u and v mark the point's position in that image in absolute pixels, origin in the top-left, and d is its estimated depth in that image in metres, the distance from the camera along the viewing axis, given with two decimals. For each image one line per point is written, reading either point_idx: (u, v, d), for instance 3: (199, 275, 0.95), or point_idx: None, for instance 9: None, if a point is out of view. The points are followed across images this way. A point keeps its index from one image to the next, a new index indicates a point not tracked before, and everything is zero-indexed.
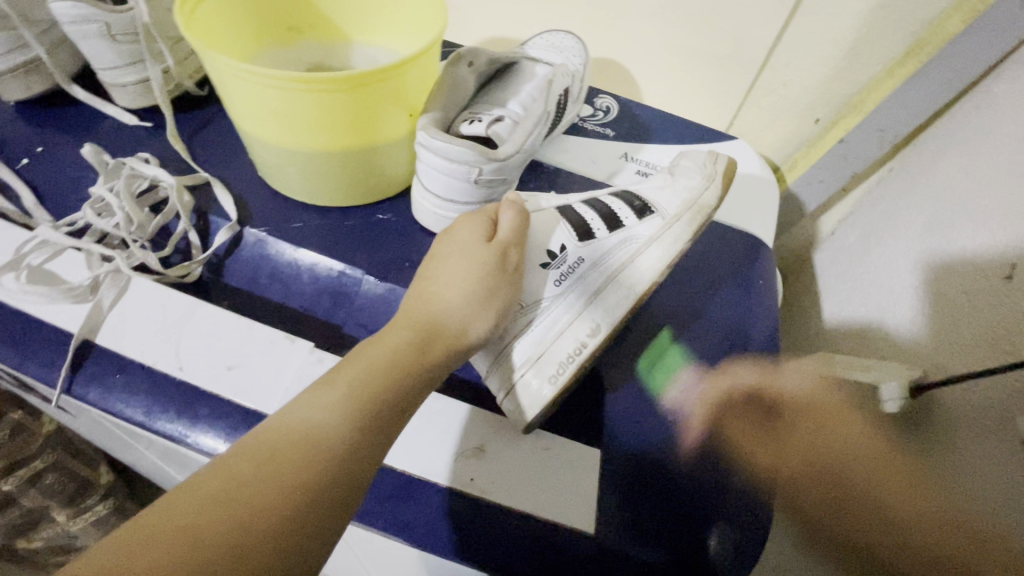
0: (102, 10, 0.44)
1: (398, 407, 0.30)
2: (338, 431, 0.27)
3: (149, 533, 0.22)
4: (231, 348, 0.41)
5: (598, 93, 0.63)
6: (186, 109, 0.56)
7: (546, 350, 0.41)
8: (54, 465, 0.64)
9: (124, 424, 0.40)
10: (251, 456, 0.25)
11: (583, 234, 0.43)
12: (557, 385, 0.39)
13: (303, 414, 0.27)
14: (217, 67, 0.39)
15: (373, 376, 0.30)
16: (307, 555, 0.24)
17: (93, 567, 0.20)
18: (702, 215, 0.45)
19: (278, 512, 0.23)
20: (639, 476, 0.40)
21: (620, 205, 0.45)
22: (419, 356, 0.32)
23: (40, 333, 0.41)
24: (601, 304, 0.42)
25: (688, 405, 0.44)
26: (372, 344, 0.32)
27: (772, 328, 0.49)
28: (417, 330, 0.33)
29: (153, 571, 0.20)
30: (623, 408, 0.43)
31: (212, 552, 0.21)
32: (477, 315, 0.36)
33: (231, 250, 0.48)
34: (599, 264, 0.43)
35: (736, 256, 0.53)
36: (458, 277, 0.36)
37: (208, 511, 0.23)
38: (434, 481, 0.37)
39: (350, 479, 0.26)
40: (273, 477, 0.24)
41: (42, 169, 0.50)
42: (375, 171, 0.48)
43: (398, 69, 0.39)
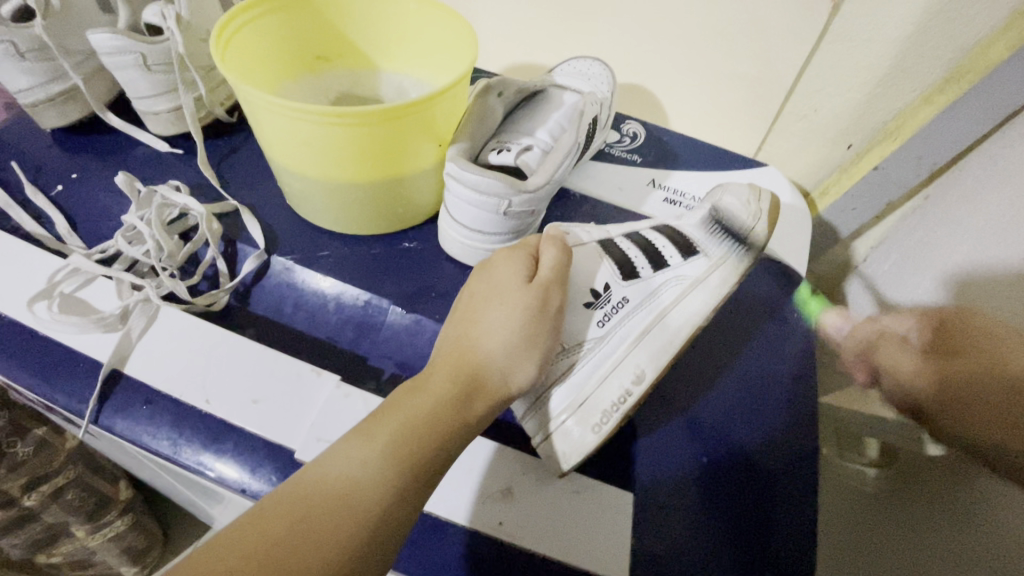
0: (138, 42, 0.45)
1: (435, 464, 0.29)
2: (353, 511, 0.26)
3: None
4: (258, 380, 0.40)
5: (625, 119, 0.63)
6: (217, 135, 0.57)
7: (590, 396, 0.40)
8: (74, 482, 0.63)
9: (149, 456, 0.40)
10: (287, 511, 0.25)
11: (626, 273, 0.42)
12: (599, 435, 0.38)
13: (339, 470, 0.27)
14: (252, 101, 0.39)
15: (403, 437, 0.29)
16: None
17: None
18: (749, 257, 0.44)
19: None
20: (678, 516, 0.38)
21: (663, 242, 0.44)
22: (454, 407, 0.31)
23: (71, 361, 0.41)
24: (645, 349, 0.41)
25: (717, 443, 0.42)
26: (407, 396, 0.31)
27: (809, 364, 0.47)
28: (460, 381, 0.33)
29: None
30: (655, 448, 0.41)
31: None
32: (517, 362, 0.35)
33: (258, 278, 0.48)
34: (644, 306, 0.43)
35: (769, 289, 0.51)
36: (498, 325, 0.35)
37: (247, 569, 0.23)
38: (460, 523, 0.36)
39: (383, 539, 0.26)
40: (278, 566, 0.23)
41: (76, 195, 0.51)
42: (403, 200, 0.48)
43: (428, 102, 0.39)
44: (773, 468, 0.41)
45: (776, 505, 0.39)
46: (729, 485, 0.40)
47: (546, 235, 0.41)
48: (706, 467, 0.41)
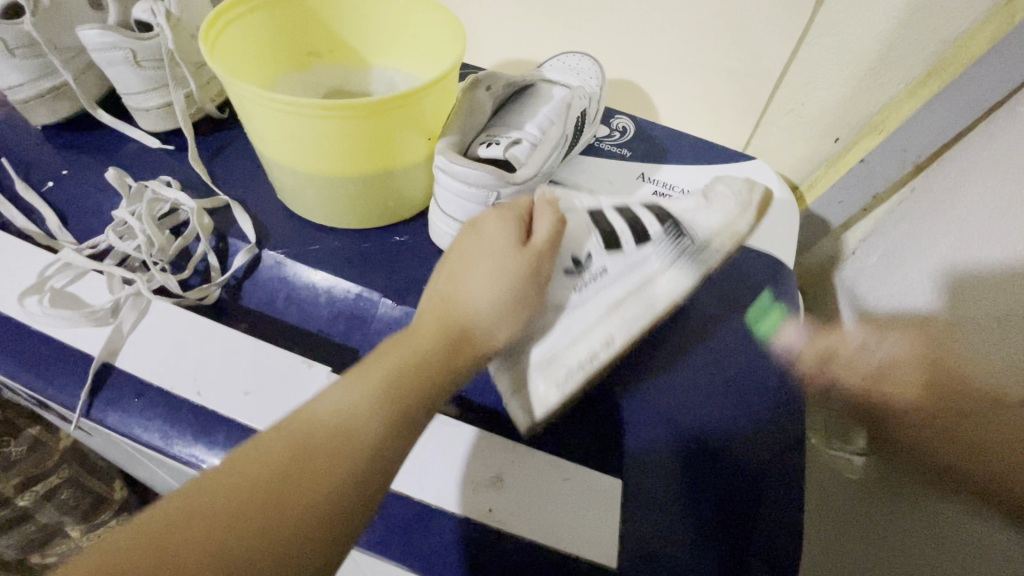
0: (128, 37, 0.45)
1: (426, 405, 0.30)
2: (346, 446, 0.26)
3: (189, 513, 0.23)
4: (249, 372, 0.40)
5: (614, 114, 0.63)
6: (208, 131, 0.57)
7: (559, 355, 0.41)
8: (68, 482, 0.65)
9: (140, 448, 0.40)
10: (283, 443, 0.26)
11: (610, 245, 0.43)
12: (562, 392, 0.39)
13: (333, 406, 0.27)
14: (242, 95, 0.39)
15: (394, 380, 0.29)
16: (337, 542, 0.24)
17: (138, 546, 0.22)
18: (733, 242, 0.45)
19: (313, 503, 0.24)
20: (658, 490, 0.39)
21: (649, 216, 0.45)
22: (441, 353, 0.32)
23: (62, 355, 0.41)
24: (619, 317, 0.42)
25: (700, 419, 0.43)
26: (396, 342, 0.32)
27: (795, 352, 0.48)
28: (449, 329, 0.33)
29: (195, 553, 0.22)
30: (640, 434, 0.42)
31: (249, 535, 0.23)
32: (502, 317, 0.36)
33: (248, 272, 0.48)
34: (624, 277, 0.44)
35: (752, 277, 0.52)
36: (486, 278, 0.35)
37: (244, 496, 0.24)
38: (451, 510, 0.36)
39: (378, 473, 0.27)
40: (275, 493, 0.24)
41: (66, 191, 0.51)
42: (393, 194, 0.48)
43: (417, 95, 0.39)
44: (755, 443, 0.42)
45: (764, 484, 0.40)
46: (717, 465, 0.41)
47: (541, 198, 0.41)
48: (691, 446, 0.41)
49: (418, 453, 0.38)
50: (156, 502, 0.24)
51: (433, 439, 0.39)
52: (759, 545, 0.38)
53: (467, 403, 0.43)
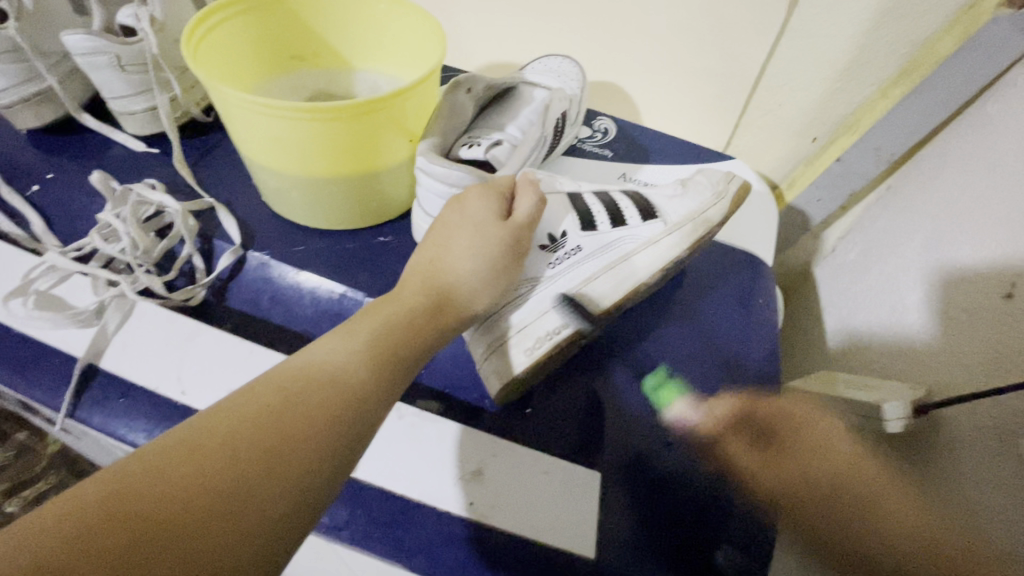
0: (112, 42, 0.46)
1: (408, 360, 0.33)
2: (339, 392, 0.29)
3: (191, 442, 0.25)
4: (233, 372, 0.41)
5: (597, 115, 0.64)
6: (194, 135, 0.57)
7: (528, 323, 0.43)
8: (57, 486, 0.63)
9: (125, 449, 0.40)
10: (279, 386, 0.28)
11: (586, 225, 0.44)
12: (531, 357, 0.41)
13: (323, 357, 0.30)
14: (226, 100, 0.40)
15: (382, 337, 0.33)
16: (330, 472, 0.27)
17: (143, 469, 0.23)
18: (704, 229, 0.45)
19: (308, 435, 0.27)
20: (636, 461, 0.41)
21: (627, 203, 0.46)
22: (425, 316, 0.35)
23: (47, 358, 0.41)
24: (590, 291, 0.44)
25: (669, 397, 0.45)
26: (381, 307, 0.35)
27: (772, 342, 0.49)
28: (429, 295, 0.36)
29: (200, 472, 0.23)
30: (619, 420, 0.43)
31: (252, 458, 0.25)
32: (482, 287, 0.39)
33: (234, 273, 0.48)
34: (596, 256, 0.45)
35: (723, 269, 0.53)
36: (468, 251, 0.38)
37: (245, 427, 0.26)
38: (433, 503, 0.37)
39: (364, 416, 0.29)
40: (273, 425, 0.26)
41: (52, 195, 0.51)
42: (376, 195, 0.49)
43: (397, 97, 0.40)
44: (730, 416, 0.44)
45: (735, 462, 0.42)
46: (688, 442, 0.42)
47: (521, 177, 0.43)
48: (683, 415, 0.43)
49: (400, 448, 0.39)
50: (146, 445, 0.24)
51: (416, 435, 0.40)
52: (737, 513, 0.40)
53: (450, 400, 0.44)
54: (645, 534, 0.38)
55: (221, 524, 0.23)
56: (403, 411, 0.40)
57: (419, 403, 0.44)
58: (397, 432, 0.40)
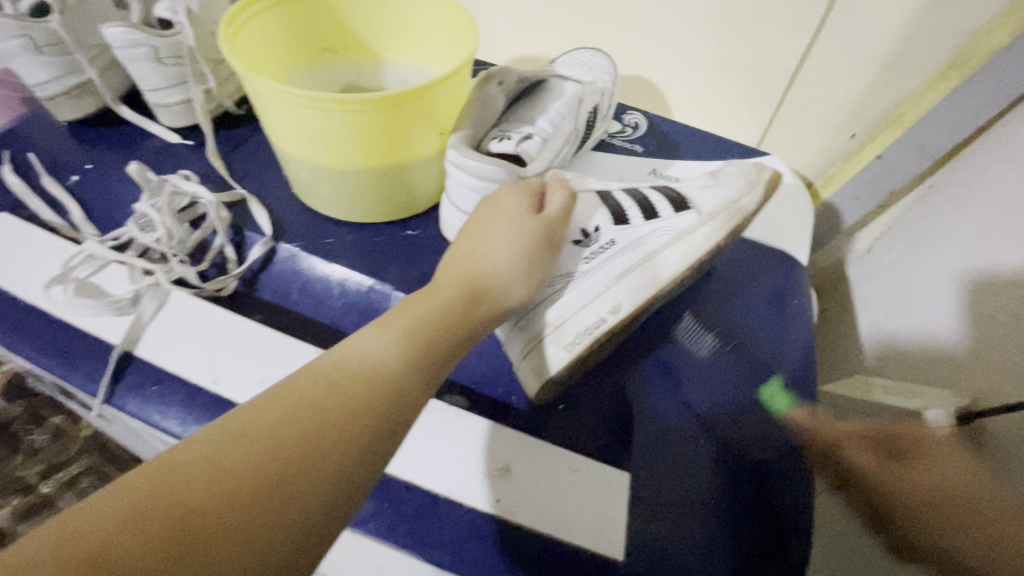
0: (150, 34, 0.47)
1: (446, 353, 0.33)
2: (376, 383, 0.29)
3: (233, 431, 0.25)
4: (264, 362, 0.41)
5: (626, 109, 0.63)
6: (226, 127, 0.58)
7: (566, 319, 0.42)
8: (89, 470, 0.66)
9: (159, 436, 0.41)
10: (321, 377, 0.28)
11: (618, 219, 0.45)
12: (570, 353, 0.40)
13: (363, 350, 0.30)
14: (258, 89, 0.40)
15: (416, 330, 0.32)
16: (368, 467, 0.26)
17: (189, 457, 0.23)
18: (737, 218, 0.44)
19: (346, 431, 0.26)
20: (662, 466, 0.40)
21: (659, 198, 0.46)
22: (459, 308, 0.35)
23: (84, 344, 0.42)
24: (625, 286, 0.43)
25: (695, 398, 0.43)
26: (417, 299, 0.35)
27: (807, 343, 0.48)
28: (464, 288, 0.36)
29: (240, 462, 0.24)
30: (649, 426, 0.42)
31: (290, 449, 0.25)
32: (514, 280, 0.38)
33: (265, 265, 0.49)
34: (632, 249, 0.44)
35: (753, 268, 0.52)
36: (501, 243, 0.38)
37: (284, 418, 0.26)
38: (461, 500, 0.37)
39: (403, 411, 0.29)
40: (312, 416, 0.26)
41: (90, 185, 0.53)
42: (406, 188, 0.48)
43: (428, 89, 0.40)
44: (762, 421, 0.42)
45: (767, 475, 0.40)
46: (712, 450, 0.41)
47: (551, 176, 0.44)
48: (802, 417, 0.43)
49: (428, 442, 0.39)
50: (193, 434, 0.25)
51: (443, 429, 0.39)
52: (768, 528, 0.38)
53: (478, 395, 0.43)
54: (677, 537, 0.37)
55: (262, 515, 0.22)
56: (431, 405, 0.40)
57: (445, 398, 0.43)
58: (424, 427, 0.39)
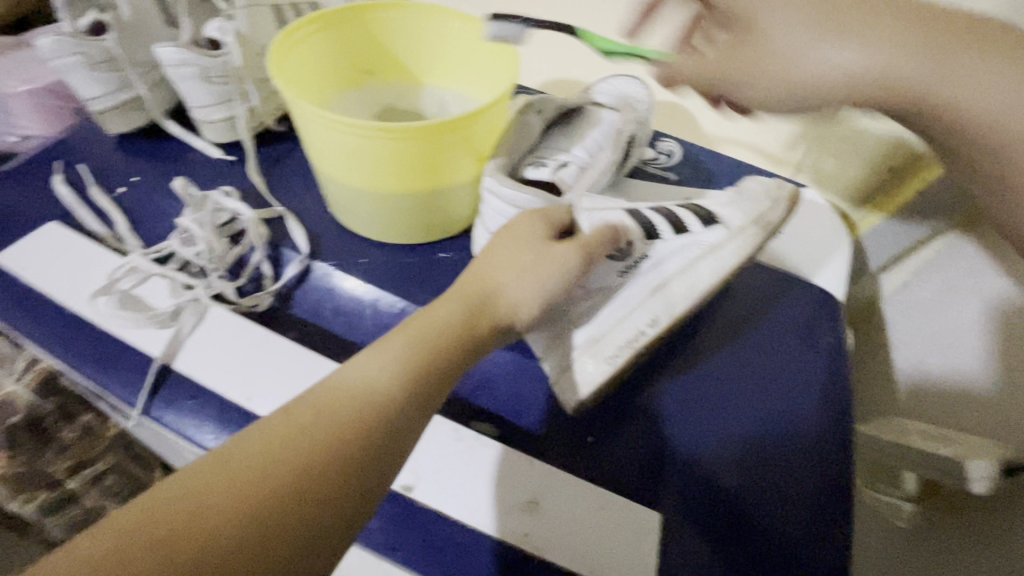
0: (200, 55, 0.49)
1: (439, 377, 0.34)
2: (369, 405, 0.31)
3: (230, 459, 0.27)
4: (298, 381, 0.42)
5: (661, 137, 0.63)
6: (266, 143, 0.59)
7: (606, 334, 0.43)
8: (113, 468, 0.67)
9: (192, 449, 0.42)
10: (314, 404, 0.30)
11: (648, 233, 0.44)
12: (610, 365, 0.41)
13: (357, 377, 0.32)
14: (306, 118, 0.41)
15: (412, 350, 0.34)
16: (355, 492, 0.28)
17: (186, 485, 0.26)
18: (766, 231, 0.46)
19: (332, 456, 0.28)
20: (681, 500, 0.39)
21: (687, 213, 0.46)
22: (462, 328, 0.36)
23: (124, 355, 0.43)
24: (661, 299, 0.44)
25: (717, 430, 0.42)
26: (418, 320, 0.36)
27: (835, 376, 0.46)
28: (465, 310, 0.37)
29: (231, 490, 0.26)
30: (671, 457, 0.41)
31: (281, 476, 0.27)
32: (523, 305, 0.38)
33: (300, 282, 0.50)
34: (663, 263, 0.45)
35: (773, 297, 0.51)
36: (508, 269, 0.39)
37: (276, 445, 0.28)
38: (489, 531, 0.37)
39: (389, 435, 0.31)
40: (302, 440, 0.28)
41: (136, 198, 0.54)
42: (440, 212, 0.49)
43: (468, 119, 0.40)
44: (785, 460, 0.41)
45: (791, 512, 0.39)
46: (732, 486, 0.40)
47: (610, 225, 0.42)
48: None
49: (456, 471, 0.39)
50: (193, 463, 0.27)
51: (471, 459, 0.39)
52: (791, 568, 0.37)
53: (507, 424, 0.43)
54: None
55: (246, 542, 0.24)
56: (460, 433, 0.40)
57: (474, 425, 0.43)
58: (454, 454, 0.39)
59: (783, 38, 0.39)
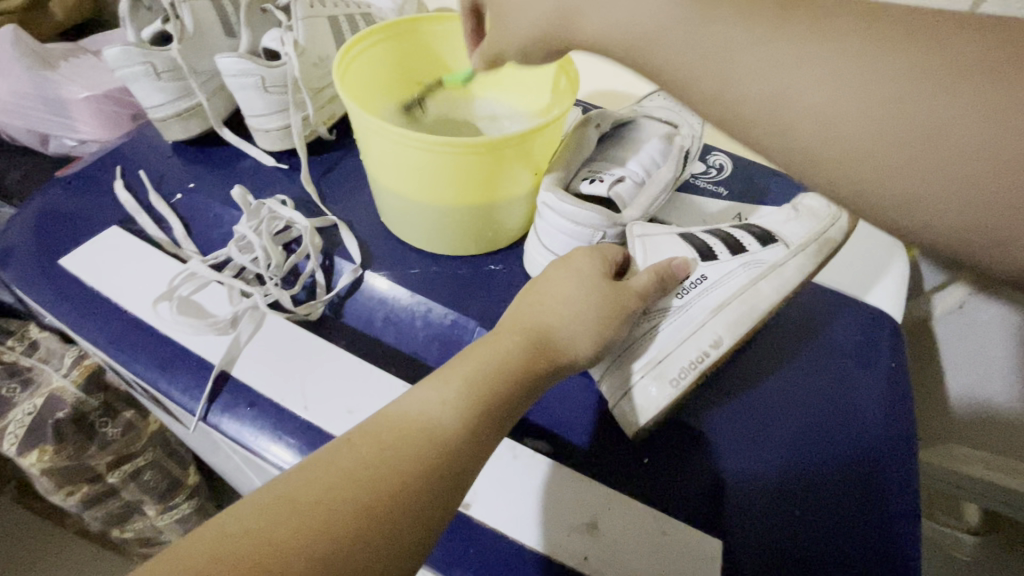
0: (259, 65, 0.49)
1: (501, 412, 0.32)
2: (424, 453, 0.28)
3: (292, 496, 0.25)
4: (354, 392, 0.42)
5: (710, 150, 0.62)
6: (318, 151, 0.60)
7: (668, 355, 0.42)
8: (152, 464, 0.71)
9: (250, 456, 0.42)
10: (377, 440, 0.28)
11: (704, 254, 0.44)
12: (676, 388, 0.41)
13: (420, 409, 0.30)
14: (366, 126, 0.41)
15: (472, 391, 0.31)
16: (418, 538, 0.26)
17: (244, 526, 0.24)
18: (829, 248, 0.45)
19: (397, 496, 0.26)
20: (733, 528, 0.38)
21: (743, 233, 0.46)
22: (518, 364, 0.34)
23: (184, 360, 0.44)
24: (723, 318, 0.43)
25: (769, 456, 0.41)
26: (479, 349, 0.34)
27: (897, 403, 0.44)
28: (524, 338, 0.35)
29: (294, 533, 0.24)
30: (723, 482, 0.40)
31: (346, 520, 0.25)
32: (582, 328, 0.37)
33: (352, 292, 0.50)
34: (724, 283, 0.44)
35: (822, 316, 0.50)
36: (567, 296, 0.38)
37: (340, 484, 0.26)
38: (544, 551, 0.36)
39: (452, 477, 0.28)
40: (363, 483, 0.26)
41: (193, 204, 0.55)
42: (496, 225, 0.49)
43: (531, 133, 0.40)
44: (838, 486, 0.40)
45: (850, 545, 0.37)
46: (788, 515, 0.39)
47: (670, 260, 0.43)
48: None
49: (512, 489, 0.39)
50: (253, 495, 0.26)
51: (526, 477, 0.39)
52: None
53: (561, 442, 0.43)
54: None
55: None
56: (516, 450, 0.40)
57: (526, 441, 0.43)
58: (509, 472, 0.39)
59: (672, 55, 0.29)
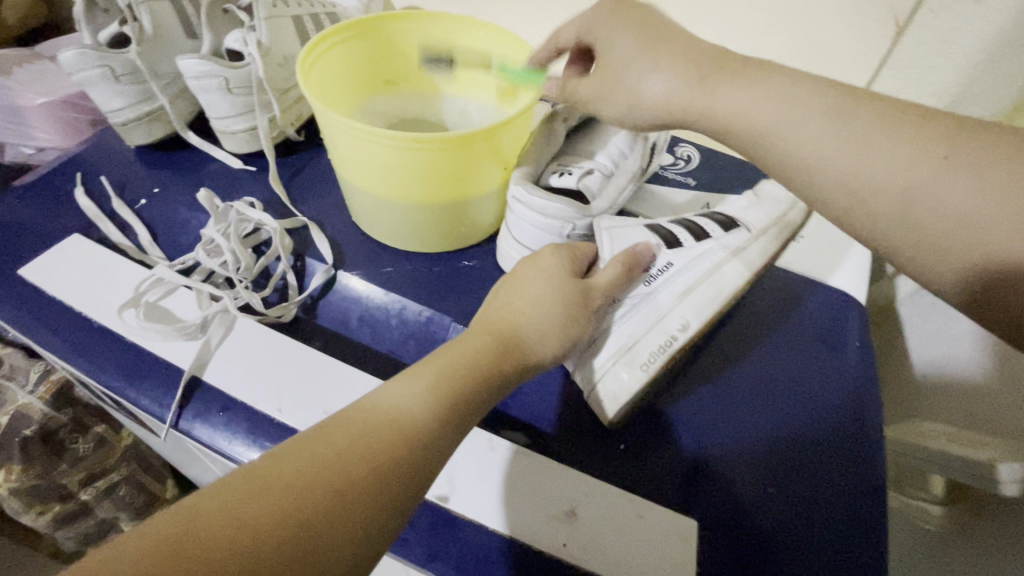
0: (223, 66, 0.48)
1: (472, 402, 0.32)
2: (396, 442, 0.28)
3: (258, 478, 0.25)
4: (329, 391, 0.41)
5: (678, 142, 0.63)
6: (286, 153, 0.59)
7: (638, 340, 0.43)
8: (127, 479, 0.71)
9: (224, 461, 0.41)
10: (347, 428, 0.28)
11: (671, 242, 0.45)
12: (647, 373, 0.42)
13: (392, 399, 0.30)
14: (331, 124, 0.41)
15: (443, 383, 0.32)
16: (386, 524, 0.26)
17: (207, 506, 0.23)
18: (788, 232, 0.47)
19: (366, 482, 0.26)
20: (706, 501, 0.39)
21: (707, 220, 0.47)
22: (490, 354, 0.34)
23: (152, 366, 0.43)
24: (691, 303, 0.44)
25: (741, 431, 0.43)
26: (450, 347, 0.35)
27: (861, 379, 0.46)
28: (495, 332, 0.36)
29: (260, 514, 0.23)
30: (696, 459, 0.41)
31: (314, 503, 0.25)
32: (554, 317, 0.38)
33: (324, 293, 0.50)
34: (691, 268, 0.45)
35: (790, 301, 0.51)
36: (536, 292, 0.38)
37: (308, 468, 0.26)
38: (524, 541, 0.36)
39: (423, 465, 0.29)
40: (334, 468, 0.26)
41: (159, 209, 0.54)
42: (466, 220, 0.49)
43: (498, 127, 0.40)
44: (806, 458, 0.41)
45: (818, 514, 0.39)
46: (759, 489, 0.40)
47: (635, 247, 0.44)
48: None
49: (490, 480, 0.39)
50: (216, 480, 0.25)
51: (505, 468, 0.39)
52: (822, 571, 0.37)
53: (539, 433, 0.43)
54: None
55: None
56: (494, 443, 0.40)
57: (505, 434, 0.43)
58: (487, 464, 0.39)
59: (722, 82, 0.32)
